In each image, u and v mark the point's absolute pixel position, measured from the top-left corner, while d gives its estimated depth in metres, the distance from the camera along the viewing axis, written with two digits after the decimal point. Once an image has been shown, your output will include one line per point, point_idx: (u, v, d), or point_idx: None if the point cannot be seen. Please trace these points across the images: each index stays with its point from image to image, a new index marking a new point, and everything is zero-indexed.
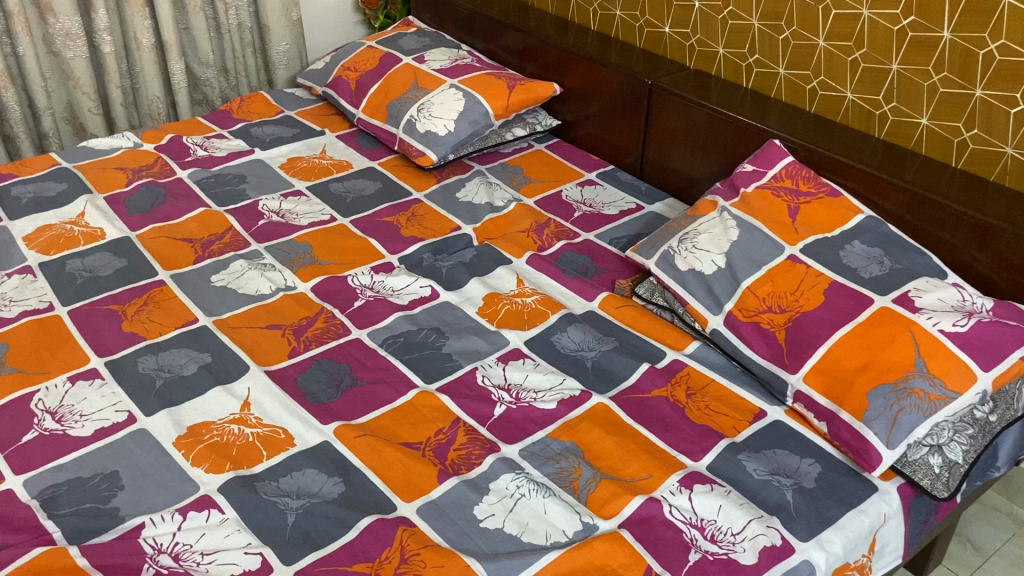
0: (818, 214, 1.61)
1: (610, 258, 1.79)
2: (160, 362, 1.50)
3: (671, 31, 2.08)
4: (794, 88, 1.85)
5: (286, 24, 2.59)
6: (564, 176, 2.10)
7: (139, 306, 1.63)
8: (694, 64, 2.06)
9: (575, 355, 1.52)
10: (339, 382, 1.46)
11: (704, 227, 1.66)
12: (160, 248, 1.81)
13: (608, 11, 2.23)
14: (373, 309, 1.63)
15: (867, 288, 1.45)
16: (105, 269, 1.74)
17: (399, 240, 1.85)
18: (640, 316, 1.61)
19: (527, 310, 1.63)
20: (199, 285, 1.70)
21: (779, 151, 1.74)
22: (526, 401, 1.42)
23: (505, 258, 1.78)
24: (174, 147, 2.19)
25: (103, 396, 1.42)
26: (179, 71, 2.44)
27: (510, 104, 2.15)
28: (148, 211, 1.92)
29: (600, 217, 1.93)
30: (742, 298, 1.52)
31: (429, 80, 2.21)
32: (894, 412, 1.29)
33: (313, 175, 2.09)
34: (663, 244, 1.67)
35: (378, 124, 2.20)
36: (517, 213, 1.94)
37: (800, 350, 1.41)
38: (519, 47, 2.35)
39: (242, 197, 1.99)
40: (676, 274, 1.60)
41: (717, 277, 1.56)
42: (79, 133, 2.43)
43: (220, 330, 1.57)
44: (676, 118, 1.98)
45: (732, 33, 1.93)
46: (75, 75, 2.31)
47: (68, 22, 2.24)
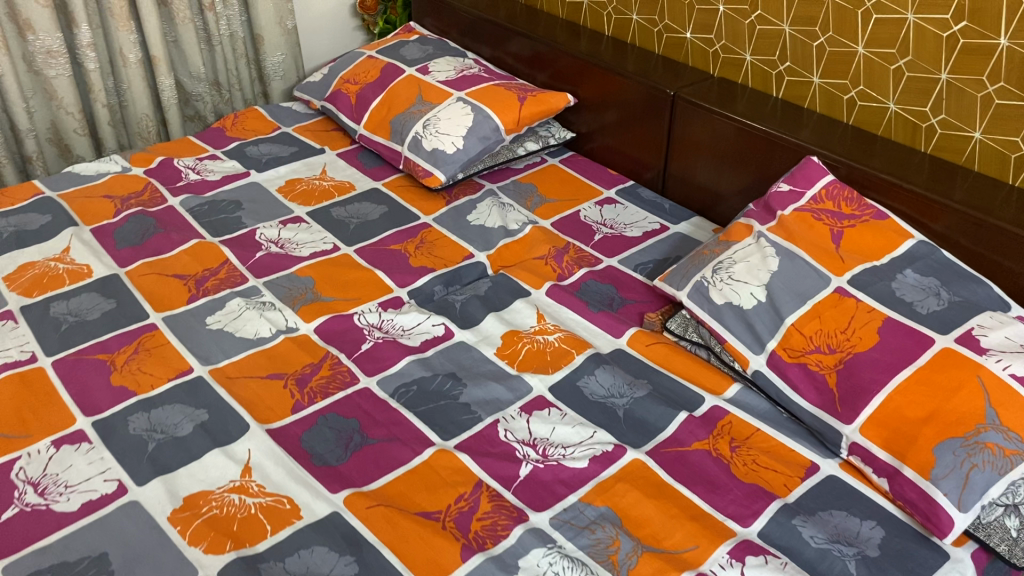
0: (864, 240, 1.48)
1: (637, 287, 1.66)
2: (152, 421, 1.37)
3: (692, 37, 1.94)
4: (829, 98, 1.72)
5: (281, 33, 2.46)
6: (582, 194, 1.97)
7: (129, 355, 1.51)
8: (718, 72, 1.92)
9: (605, 402, 1.39)
10: (348, 441, 1.33)
11: (739, 254, 1.53)
12: (151, 286, 1.68)
13: (623, 16, 2.09)
14: (383, 352, 1.50)
15: (925, 325, 1.32)
16: (92, 312, 1.61)
17: (408, 271, 1.72)
18: (674, 355, 1.48)
19: (550, 349, 1.50)
20: (194, 329, 1.57)
21: (818, 168, 1.61)
22: (554, 459, 1.29)
23: (523, 289, 1.65)
24: (164, 170, 2.05)
25: (90, 463, 1.30)
26: (168, 87, 2.30)
27: (521, 118, 2.02)
28: (138, 245, 1.80)
29: (623, 240, 1.80)
30: (786, 336, 1.39)
31: (434, 93, 2.07)
32: (965, 470, 1.16)
33: (313, 199, 1.96)
34: (695, 274, 1.54)
35: (381, 141, 2.07)
36: (533, 237, 1.81)
37: (854, 397, 1.29)
38: (528, 54, 2.22)
39: (239, 226, 1.86)
40: (711, 308, 1.47)
41: (758, 312, 1.43)
42: (65, 155, 2.29)
43: (216, 382, 1.45)
44: (701, 131, 1.85)
45: (760, 39, 1.79)
46: (58, 94, 2.18)
47: (49, 38, 2.11)
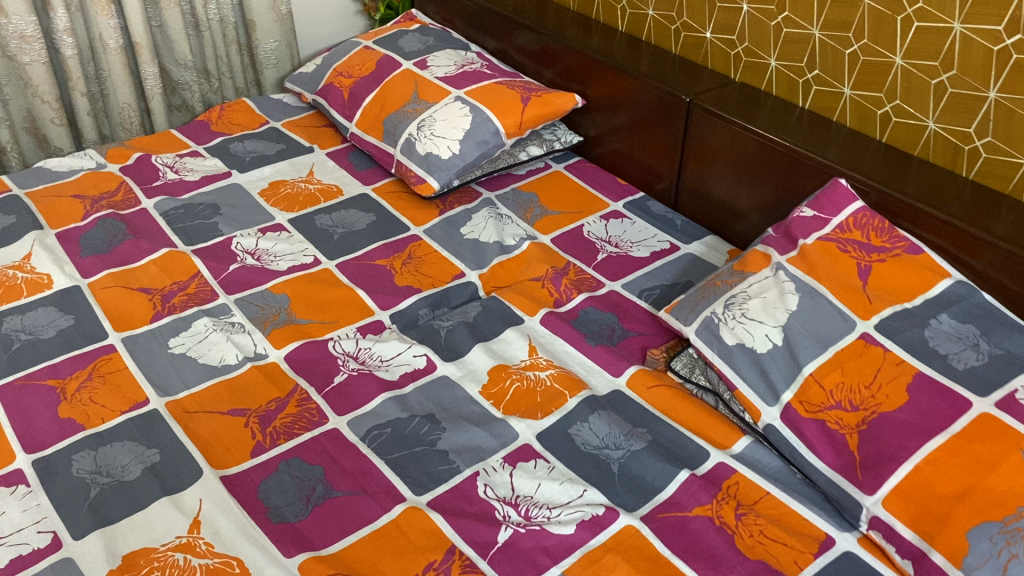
0: (895, 277, 1.32)
1: (641, 317, 1.51)
2: (99, 462, 1.25)
3: (712, 37, 1.77)
4: (861, 112, 1.55)
5: (274, 19, 2.31)
6: (586, 206, 1.81)
7: (82, 382, 1.38)
8: (740, 77, 1.76)
9: (598, 454, 1.25)
10: (310, 493, 1.20)
11: (755, 288, 1.37)
12: (113, 302, 1.55)
13: (638, 10, 1.93)
14: (356, 386, 1.36)
15: (962, 385, 1.16)
16: (47, 330, 1.49)
17: (392, 290, 1.58)
18: (678, 400, 1.33)
19: (541, 389, 1.35)
20: (155, 353, 1.44)
21: (846, 193, 1.45)
22: (538, 523, 1.15)
23: (515, 316, 1.51)
24: (140, 168, 1.92)
25: (24, 511, 1.18)
26: (152, 76, 2.16)
27: (524, 120, 1.87)
28: (104, 252, 1.67)
29: (628, 261, 1.65)
30: (804, 388, 1.24)
31: (431, 90, 1.92)
32: (1003, 559, 1.00)
33: (297, 205, 1.82)
34: (705, 308, 1.39)
35: (373, 142, 1.92)
36: (530, 254, 1.66)
37: (878, 465, 1.14)
38: (535, 48, 2.06)
39: (214, 233, 1.73)
40: (721, 350, 1.33)
41: (773, 358, 1.28)
42: (42, 146, 2.16)
43: (172, 417, 1.32)
44: (718, 142, 1.69)
45: (787, 43, 1.63)
46: (33, 81, 2.04)
47: (22, 22, 1.97)
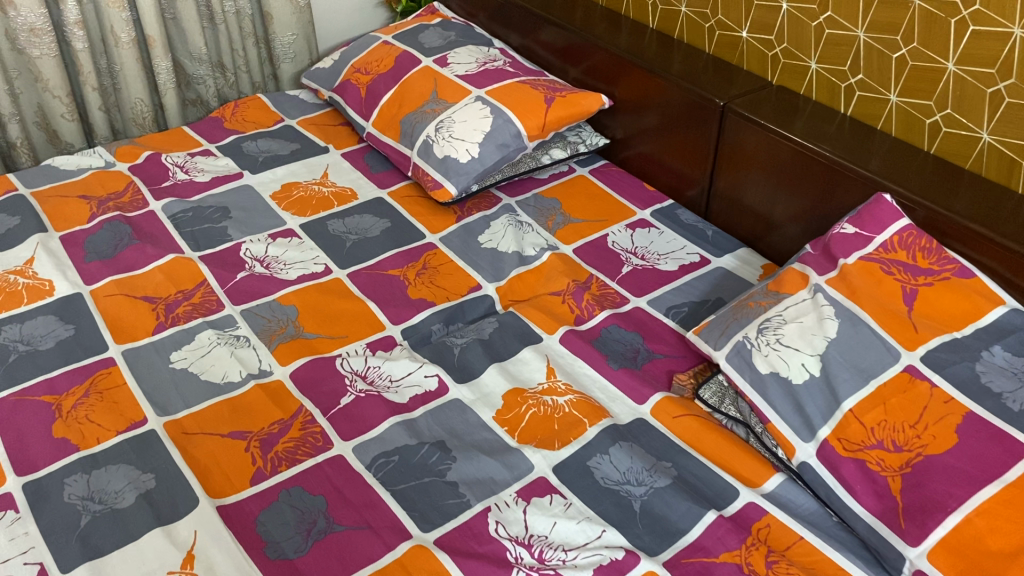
0: (943, 304, 1.23)
1: (667, 337, 1.42)
2: (91, 487, 1.19)
3: (749, 37, 1.67)
4: (908, 120, 1.45)
5: (292, 12, 2.24)
6: (612, 214, 1.73)
7: (78, 398, 1.32)
8: (777, 80, 1.66)
9: (618, 490, 1.17)
10: (310, 526, 1.12)
11: (791, 312, 1.28)
12: (115, 311, 1.49)
13: (671, 7, 1.83)
14: (364, 409, 1.29)
15: (1017, 427, 1.07)
16: (46, 340, 1.43)
17: (405, 303, 1.50)
18: (706, 432, 1.24)
19: (559, 416, 1.27)
20: (156, 368, 1.38)
21: (891, 210, 1.35)
22: (552, 566, 1.07)
23: (534, 334, 1.43)
24: (150, 168, 1.86)
25: (11, 540, 1.11)
26: (164, 70, 2.09)
27: (547, 122, 1.78)
28: (109, 258, 1.60)
29: (655, 275, 1.56)
30: (843, 424, 1.15)
31: (451, 89, 1.84)
32: None
33: (309, 209, 1.75)
34: (736, 332, 1.30)
35: (390, 143, 1.84)
36: (551, 266, 1.58)
37: (923, 513, 1.05)
38: (560, 45, 1.96)
39: (223, 238, 1.66)
40: (754, 379, 1.24)
41: (809, 390, 1.19)
42: (53, 142, 2.10)
43: (170, 439, 1.25)
44: (753, 150, 1.59)
45: (830, 45, 1.52)
46: (43, 75, 1.98)
47: (31, 15, 1.91)
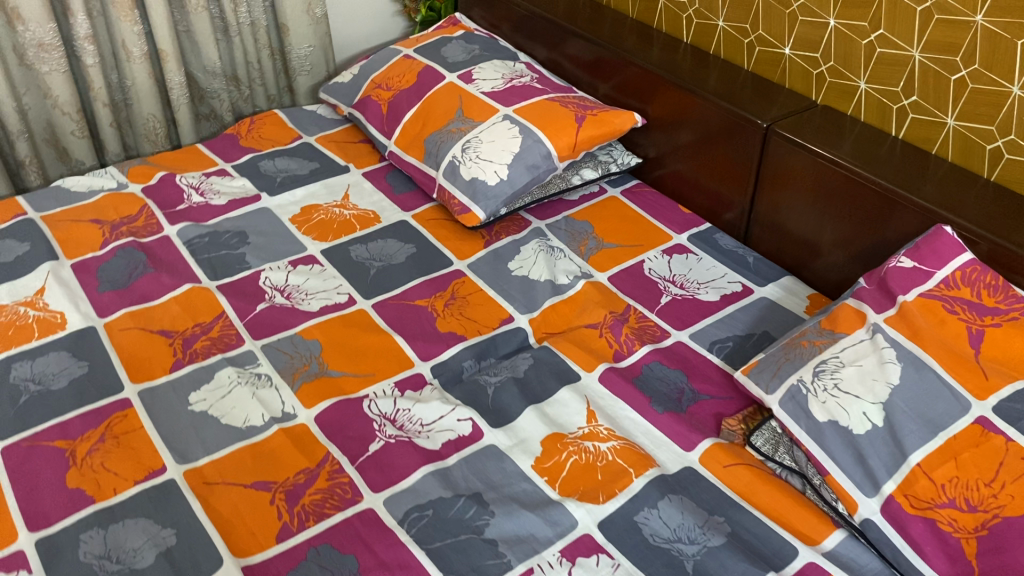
0: (1014, 347, 1.14)
1: (713, 376, 1.35)
2: (108, 544, 1.12)
3: (792, 54, 1.59)
4: (966, 145, 1.37)
5: (309, 22, 2.16)
6: (647, 239, 1.65)
7: (93, 444, 1.25)
8: (822, 99, 1.58)
9: (669, 549, 1.09)
10: None
11: (849, 354, 1.20)
12: (130, 346, 1.42)
13: (707, 21, 1.75)
14: (395, 457, 1.22)
15: None
16: (58, 379, 1.35)
17: (434, 337, 1.43)
18: (759, 484, 1.17)
19: (602, 465, 1.20)
20: (174, 410, 1.31)
21: (952, 243, 1.27)
22: None
23: (571, 372, 1.36)
24: (164, 189, 1.79)
25: None
26: (178, 84, 2.02)
27: (578, 142, 1.70)
28: (123, 287, 1.53)
29: (696, 306, 1.48)
30: (911, 479, 1.08)
31: (477, 107, 1.76)
32: None
33: (331, 233, 1.67)
34: (790, 374, 1.23)
35: (413, 162, 1.77)
36: (586, 297, 1.50)
37: None
38: (589, 59, 1.89)
39: (241, 266, 1.59)
40: (811, 426, 1.16)
41: (872, 441, 1.12)
42: (63, 159, 2.03)
43: (191, 490, 1.19)
44: (798, 174, 1.51)
45: (881, 65, 1.44)
46: (52, 91, 1.91)
47: (40, 29, 1.83)
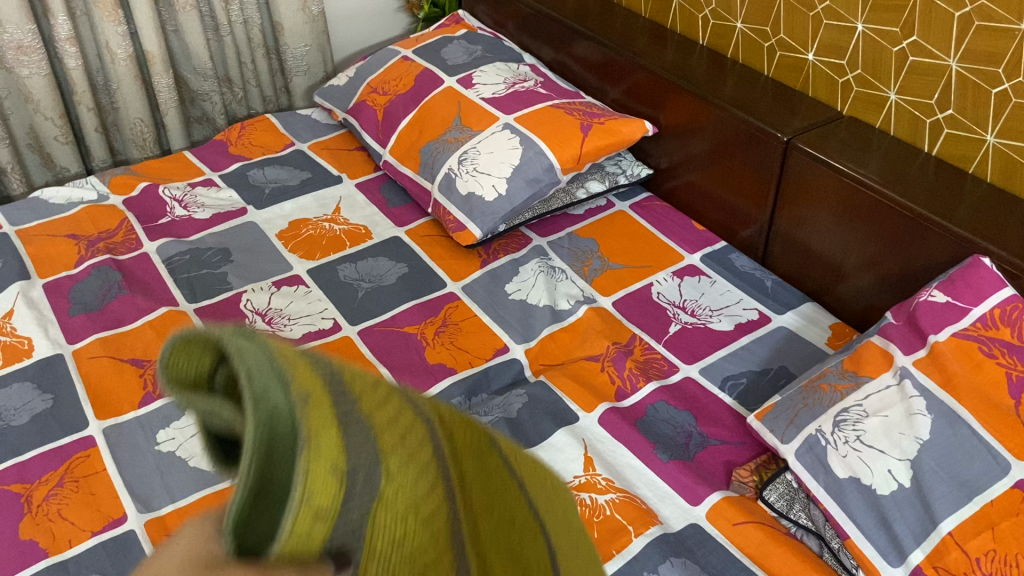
0: None
1: (724, 418, 1.24)
2: None
3: (816, 60, 1.47)
4: (1007, 164, 1.24)
5: (305, 20, 2.06)
6: (657, 259, 1.54)
7: (51, 489, 1.16)
8: (848, 110, 1.45)
9: None
10: None
11: (873, 403, 1.09)
12: (98, 377, 1.32)
13: (724, 22, 1.63)
14: None
15: None
16: (20, 415, 1.26)
17: (423, 369, 1.32)
18: (772, 546, 1.06)
19: (599, 521, 1.08)
20: (139, 450, 1.21)
21: (991, 277, 1.13)
22: None
23: (568, 411, 1.25)
24: (146, 202, 1.70)
25: None
26: (165, 88, 1.92)
27: (584, 153, 1.58)
28: (96, 310, 1.44)
29: (707, 336, 1.37)
30: (941, 550, 0.96)
31: (477, 114, 1.65)
32: None
33: (319, 250, 1.57)
34: (809, 422, 1.11)
35: (408, 174, 1.66)
36: (588, 325, 1.39)
37: None
38: (597, 61, 1.77)
39: (222, 287, 1.50)
40: (831, 484, 1.05)
41: (898, 504, 1.00)
42: (48, 166, 1.95)
43: (150, 543, 1.09)
44: (821, 192, 1.38)
45: (914, 75, 1.31)
46: (33, 96, 1.82)
47: (19, 31, 1.74)
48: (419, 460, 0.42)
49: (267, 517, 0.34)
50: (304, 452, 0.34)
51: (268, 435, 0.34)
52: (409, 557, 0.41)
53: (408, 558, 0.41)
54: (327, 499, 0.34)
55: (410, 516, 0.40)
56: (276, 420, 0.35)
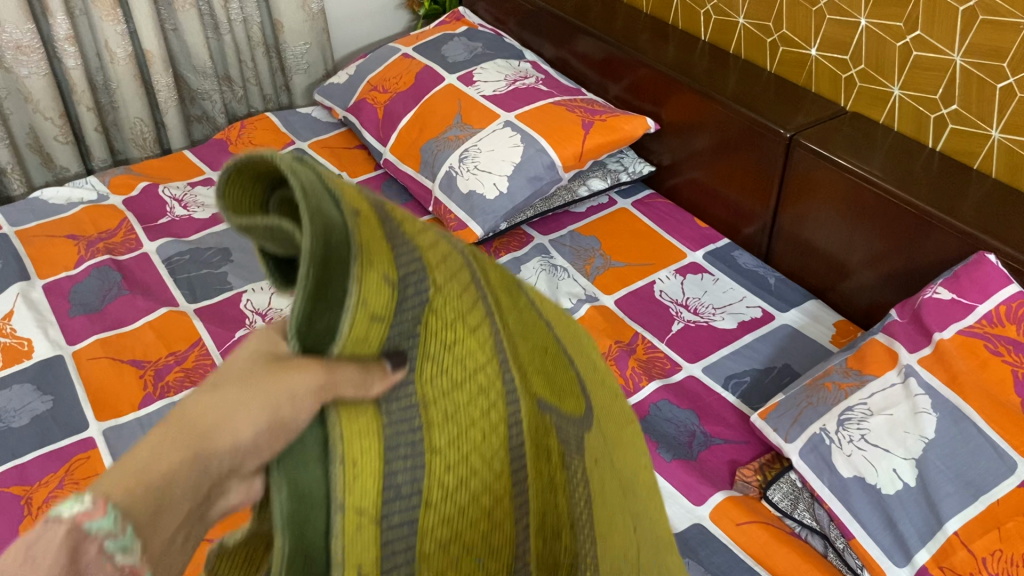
0: None
1: (728, 417, 1.23)
2: None
3: (819, 56, 1.46)
4: (1013, 160, 1.23)
5: (305, 18, 2.05)
6: (659, 257, 1.53)
7: (51, 491, 1.15)
8: (852, 106, 1.44)
9: None
10: None
11: (877, 401, 1.08)
12: (98, 378, 1.32)
13: (726, 18, 1.62)
14: None
15: None
16: (20, 417, 1.26)
17: None
18: (776, 546, 1.05)
19: None
20: None
21: (996, 274, 1.12)
22: None
23: None
24: (146, 201, 1.69)
25: None
26: (165, 87, 1.92)
27: (585, 150, 1.57)
28: (96, 311, 1.44)
29: (710, 334, 1.37)
30: (946, 550, 0.94)
31: (478, 112, 1.64)
32: None
33: None
34: (813, 422, 1.10)
35: (409, 172, 1.65)
36: (590, 323, 1.38)
37: None
38: (599, 57, 1.76)
39: (222, 287, 1.49)
40: (835, 483, 1.04)
41: (903, 503, 0.99)
42: (48, 166, 1.94)
43: None
44: (824, 188, 1.37)
45: (918, 70, 1.30)
46: (33, 96, 1.81)
47: (18, 31, 1.73)
48: (461, 284, 0.51)
49: (326, 318, 0.44)
50: (355, 259, 0.44)
51: (323, 243, 0.43)
52: (461, 362, 0.49)
53: (460, 361, 0.49)
54: (380, 305, 0.44)
55: (459, 325, 0.49)
56: (331, 231, 0.44)
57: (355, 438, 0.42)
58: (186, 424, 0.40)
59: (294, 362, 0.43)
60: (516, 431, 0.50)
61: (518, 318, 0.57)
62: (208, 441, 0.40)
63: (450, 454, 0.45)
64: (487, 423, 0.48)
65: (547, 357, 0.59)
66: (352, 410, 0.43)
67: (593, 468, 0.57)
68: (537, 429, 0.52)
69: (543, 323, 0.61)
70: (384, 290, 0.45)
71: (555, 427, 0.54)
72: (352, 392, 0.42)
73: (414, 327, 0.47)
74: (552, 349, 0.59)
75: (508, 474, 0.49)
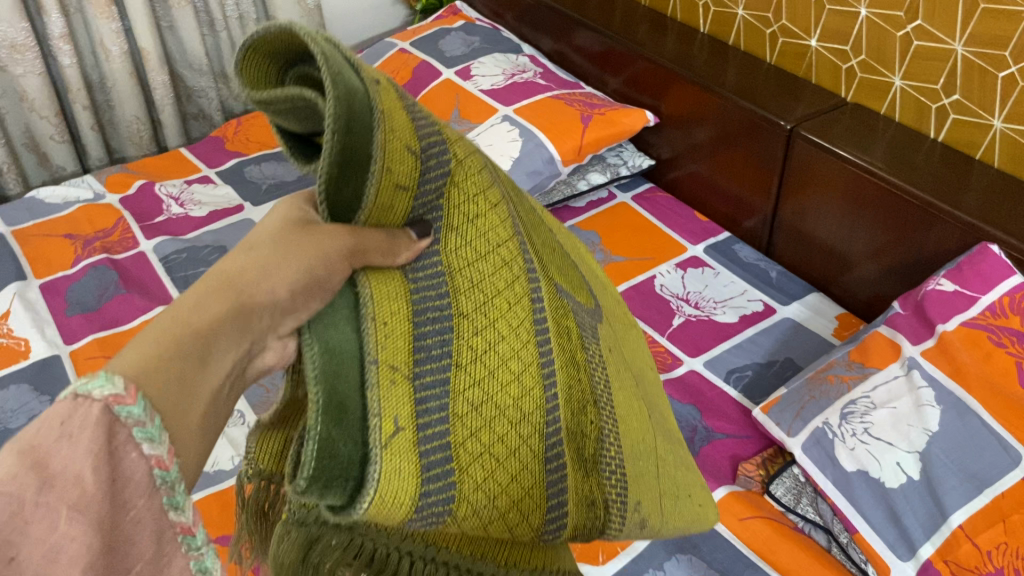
0: None
1: (730, 411, 1.22)
2: None
3: (819, 47, 1.44)
4: (1015, 149, 1.21)
5: (301, 14, 2.04)
6: (659, 251, 1.53)
7: None
8: (852, 97, 1.43)
9: None
10: None
11: (881, 394, 1.07)
12: None
13: (725, 9, 1.60)
14: None
15: None
16: (17, 417, 1.24)
17: None
18: (779, 541, 1.04)
19: None
20: None
21: (999, 265, 1.11)
22: None
23: None
24: (143, 200, 1.68)
25: None
26: (161, 85, 1.91)
27: (584, 144, 1.56)
28: (93, 310, 1.43)
29: (712, 328, 1.36)
30: (951, 543, 0.93)
31: (476, 107, 1.63)
32: None
33: None
34: (816, 416, 1.09)
35: None
36: None
37: None
38: (598, 51, 1.75)
39: None
40: (838, 477, 1.03)
41: (907, 497, 0.98)
42: (44, 165, 1.93)
43: None
44: (825, 180, 1.36)
45: (919, 60, 1.29)
46: (28, 95, 1.80)
47: (12, 30, 1.72)
48: (476, 167, 0.57)
49: (353, 183, 0.50)
50: (380, 126, 0.49)
51: (349, 111, 0.47)
52: (483, 233, 0.55)
53: (481, 235, 0.55)
54: (404, 174, 0.51)
55: (479, 201, 0.56)
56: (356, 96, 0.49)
57: (388, 292, 0.50)
58: (228, 280, 0.46)
59: (324, 226, 0.50)
60: (538, 305, 0.57)
61: (527, 211, 0.66)
62: (247, 292, 0.46)
63: (477, 319, 0.52)
64: (511, 294, 0.55)
65: (555, 252, 0.67)
66: (382, 275, 0.50)
67: (606, 354, 0.66)
68: (560, 304, 0.60)
69: (545, 222, 0.70)
70: (407, 158, 0.51)
71: (572, 310, 0.62)
72: (380, 257, 0.50)
73: (437, 198, 0.54)
74: (557, 244, 0.69)
75: (535, 343, 0.55)
